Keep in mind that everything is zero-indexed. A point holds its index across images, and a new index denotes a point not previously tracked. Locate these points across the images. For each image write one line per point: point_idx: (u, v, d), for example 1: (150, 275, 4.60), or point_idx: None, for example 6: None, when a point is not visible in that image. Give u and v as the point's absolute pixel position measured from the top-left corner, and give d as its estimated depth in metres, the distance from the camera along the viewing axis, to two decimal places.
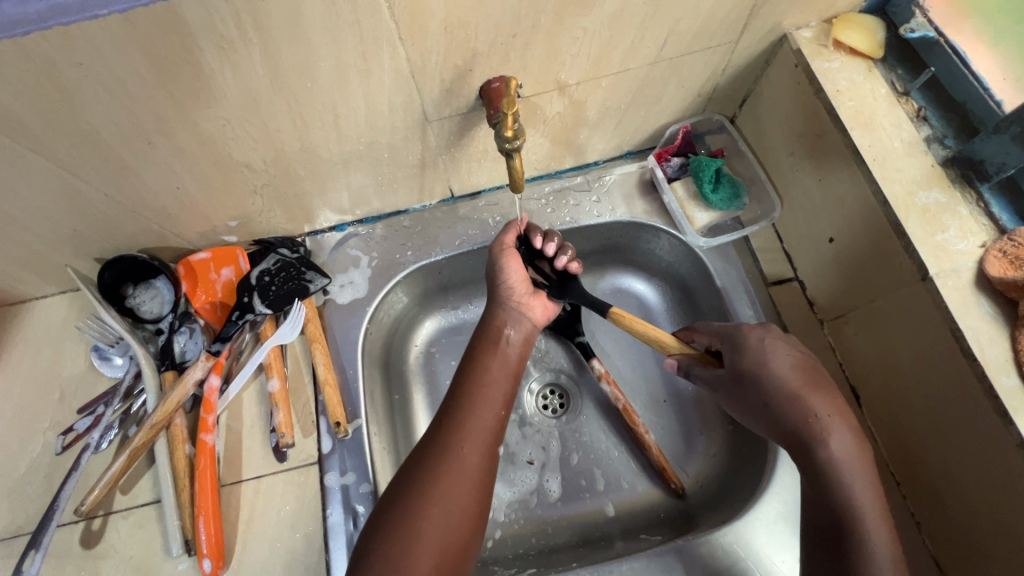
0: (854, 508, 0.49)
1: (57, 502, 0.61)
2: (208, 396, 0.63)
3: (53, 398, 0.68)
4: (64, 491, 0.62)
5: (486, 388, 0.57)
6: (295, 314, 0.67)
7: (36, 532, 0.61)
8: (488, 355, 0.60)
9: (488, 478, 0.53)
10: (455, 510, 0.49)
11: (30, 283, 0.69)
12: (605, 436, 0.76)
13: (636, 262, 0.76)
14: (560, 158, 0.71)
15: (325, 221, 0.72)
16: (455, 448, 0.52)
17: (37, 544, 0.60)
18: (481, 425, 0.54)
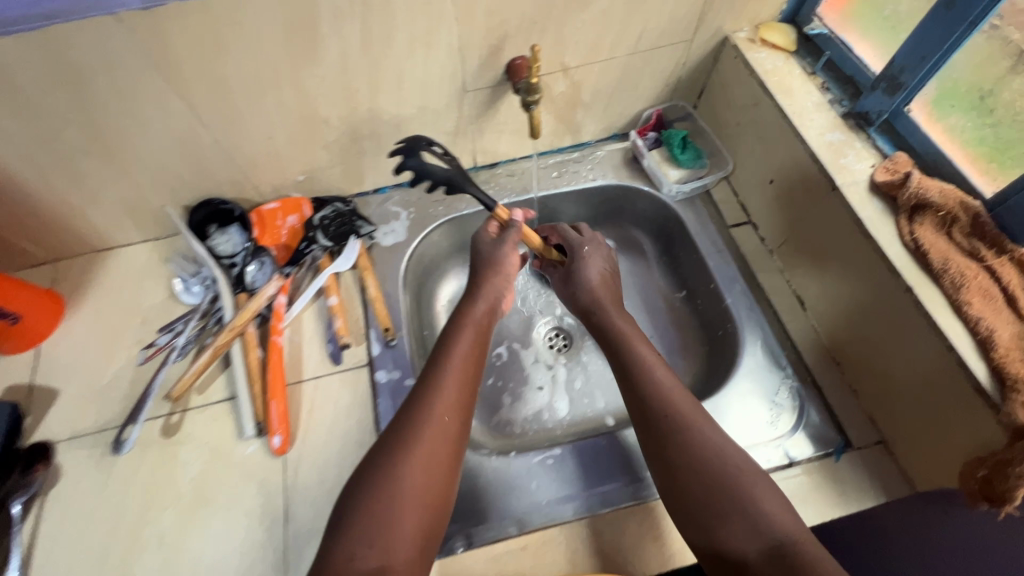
0: (716, 458, 0.55)
1: (149, 390, 0.72)
2: (277, 309, 0.76)
3: (136, 321, 0.80)
4: (155, 381, 0.73)
5: (461, 341, 0.63)
6: (350, 248, 0.82)
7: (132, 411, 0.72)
8: (442, 372, 0.59)
9: (460, 442, 0.56)
10: (435, 448, 0.54)
11: (124, 228, 0.83)
12: (597, 365, 0.91)
13: (626, 224, 0.96)
14: (561, 135, 0.90)
15: (371, 183, 0.89)
16: (432, 400, 0.56)
17: (134, 418, 0.71)
18: (457, 372, 0.60)
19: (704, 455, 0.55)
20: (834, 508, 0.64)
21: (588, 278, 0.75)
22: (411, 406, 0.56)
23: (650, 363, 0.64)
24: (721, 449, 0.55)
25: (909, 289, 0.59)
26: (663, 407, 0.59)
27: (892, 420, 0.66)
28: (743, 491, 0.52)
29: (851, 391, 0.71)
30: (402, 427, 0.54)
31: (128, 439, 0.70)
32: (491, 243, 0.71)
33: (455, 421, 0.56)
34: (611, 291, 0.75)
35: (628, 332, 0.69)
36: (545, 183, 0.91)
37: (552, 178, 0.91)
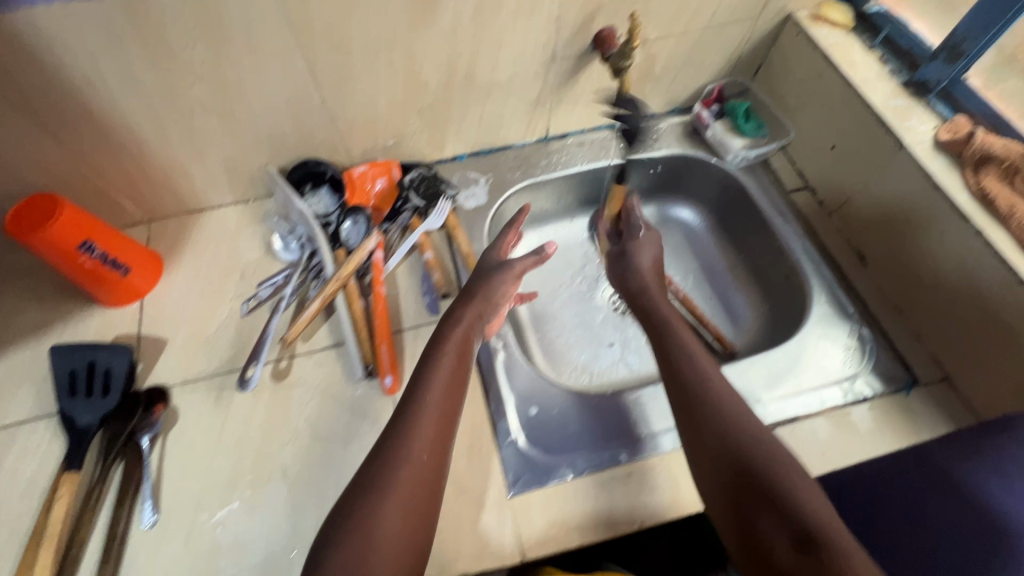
0: (750, 438, 0.57)
1: (266, 334, 0.76)
2: (377, 262, 0.80)
3: (235, 276, 0.84)
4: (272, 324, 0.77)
5: (437, 380, 0.63)
6: (440, 208, 0.86)
7: (251, 352, 0.75)
8: (417, 418, 0.59)
9: (436, 484, 0.57)
10: (407, 491, 0.54)
11: (220, 189, 0.87)
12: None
13: (683, 194, 1.04)
14: (629, 107, 0.96)
15: (451, 150, 0.93)
16: (408, 447, 0.56)
17: (256, 358, 0.75)
18: (433, 413, 0.60)
19: (737, 430, 0.58)
20: (908, 437, 0.70)
21: (641, 264, 0.85)
22: (388, 449, 0.56)
23: (700, 358, 0.68)
24: (752, 429, 0.57)
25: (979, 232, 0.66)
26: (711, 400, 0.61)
27: (958, 357, 0.73)
28: (773, 467, 0.54)
29: (915, 335, 0.77)
30: (376, 471, 0.55)
31: (253, 376, 0.74)
32: (496, 260, 0.79)
33: (429, 466, 0.56)
34: (659, 280, 0.84)
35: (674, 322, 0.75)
36: (613, 152, 0.97)
37: (620, 147, 0.97)
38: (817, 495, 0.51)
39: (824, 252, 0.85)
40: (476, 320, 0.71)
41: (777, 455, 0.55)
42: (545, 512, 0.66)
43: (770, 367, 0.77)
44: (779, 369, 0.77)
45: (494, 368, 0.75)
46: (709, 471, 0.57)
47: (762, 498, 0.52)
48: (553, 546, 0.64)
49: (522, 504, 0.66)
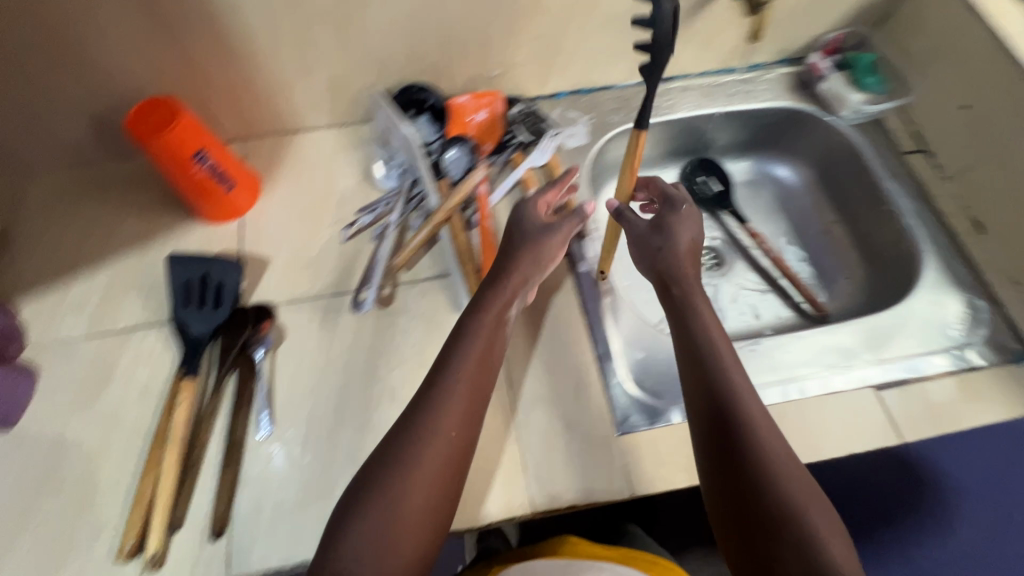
0: (780, 470, 0.53)
1: (377, 258, 0.77)
2: (482, 196, 0.79)
3: (333, 201, 0.83)
4: (381, 250, 0.77)
5: (468, 360, 0.59)
6: (545, 146, 0.84)
7: (364, 275, 0.76)
8: (439, 409, 0.56)
9: (461, 470, 0.55)
10: (425, 481, 0.53)
11: (319, 110, 0.85)
12: (747, 283, 0.96)
13: (781, 151, 1.01)
14: (740, 53, 0.91)
15: (552, 86, 0.90)
16: (432, 433, 0.55)
17: (368, 281, 0.75)
18: (461, 400, 0.57)
19: (765, 461, 0.53)
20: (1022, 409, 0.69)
21: (676, 240, 0.68)
22: (411, 436, 0.55)
23: (717, 337, 0.61)
24: (781, 459, 0.54)
25: None
26: (733, 397, 0.57)
27: None
28: (796, 507, 0.51)
29: None
30: (394, 456, 0.54)
31: (366, 301, 0.74)
32: (539, 226, 0.69)
33: (455, 451, 0.55)
34: (695, 262, 0.68)
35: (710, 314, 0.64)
36: (718, 101, 0.94)
37: (726, 97, 0.94)
38: (836, 540, 0.50)
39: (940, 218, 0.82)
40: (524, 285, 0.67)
41: (801, 491, 0.52)
42: (653, 452, 0.66)
43: (879, 331, 0.76)
44: (886, 330, 0.76)
45: (600, 308, 0.75)
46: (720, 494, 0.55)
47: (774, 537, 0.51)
48: (660, 485, 0.64)
49: (629, 443, 0.66)
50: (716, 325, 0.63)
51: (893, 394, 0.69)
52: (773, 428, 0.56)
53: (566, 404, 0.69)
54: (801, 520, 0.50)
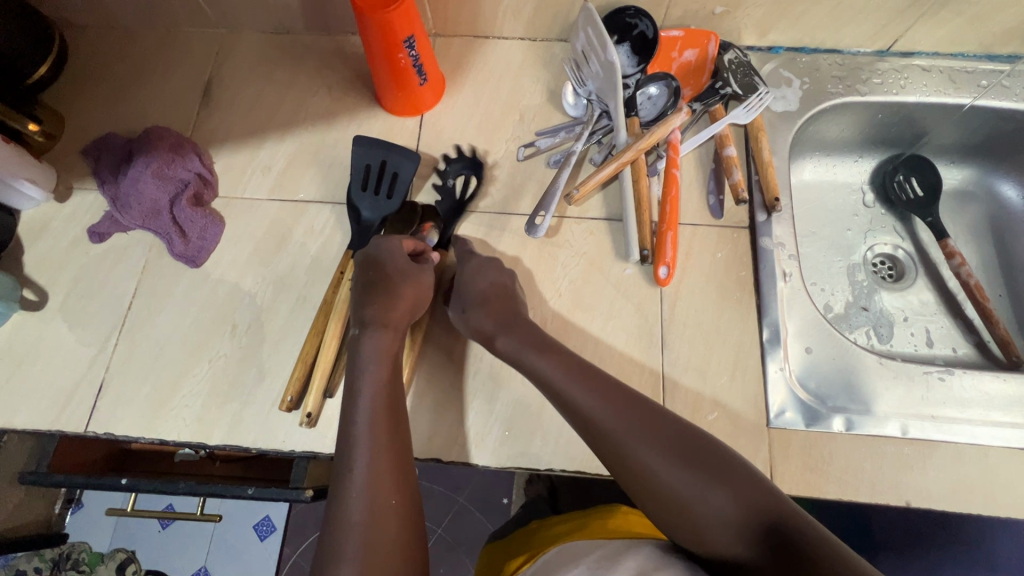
0: (671, 449, 0.52)
1: (558, 184, 0.71)
2: (675, 141, 0.72)
3: (514, 117, 0.80)
4: (562, 176, 0.71)
5: (367, 413, 0.58)
6: (754, 99, 0.74)
7: (540, 200, 0.71)
8: (354, 464, 0.55)
9: (411, 502, 0.56)
10: (386, 529, 0.53)
11: (520, 18, 0.81)
12: (922, 305, 0.86)
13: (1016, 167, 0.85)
14: (1012, 38, 0.77)
15: (772, 38, 0.80)
16: (352, 488, 0.54)
17: (544, 208, 0.70)
18: (377, 440, 0.56)
19: (662, 457, 0.52)
20: None
21: (474, 292, 0.65)
22: (336, 507, 0.54)
23: (561, 385, 0.58)
24: (666, 443, 0.53)
25: None
26: (592, 417, 0.56)
27: None
28: (703, 471, 0.50)
29: None
30: (331, 522, 0.53)
31: (539, 226, 0.71)
32: (393, 258, 0.65)
33: (401, 500, 0.55)
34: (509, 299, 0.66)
35: (527, 330, 0.63)
36: (967, 89, 0.79)
37: (978, 87, 0.79)
38: (761, 483, 0.49)
39: None
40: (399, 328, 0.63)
41: (703, 456, 0.51)
42: (804, 453, 0.62)
43: None
44: None
45: (778, 293, 0.68)
46: (649, 503, 0.53)
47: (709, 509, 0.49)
48: (805, 489, 0.61)
49: (779, 438, 0.62)
50: (559, 370, 0.59)
51: None
52: (643, 409, 0.56)
53: (719, 380, 0.65)
54: (716, 479, 0.50)
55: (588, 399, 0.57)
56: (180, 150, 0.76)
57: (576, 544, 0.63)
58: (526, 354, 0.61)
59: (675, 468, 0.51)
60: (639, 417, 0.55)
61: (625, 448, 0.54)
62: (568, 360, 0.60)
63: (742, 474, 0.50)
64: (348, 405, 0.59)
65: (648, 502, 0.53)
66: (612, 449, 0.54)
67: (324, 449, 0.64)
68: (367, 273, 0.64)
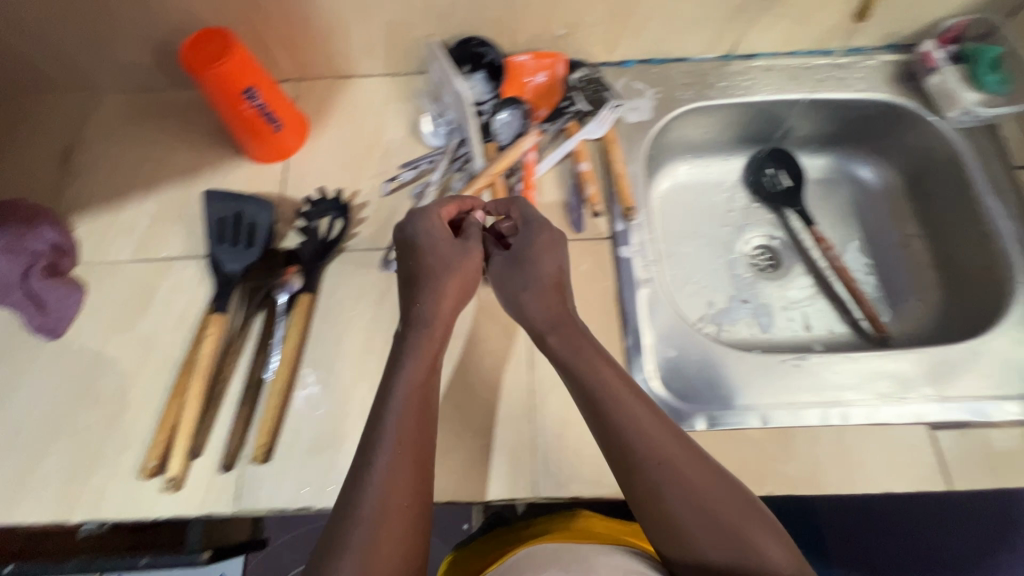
0: (699, 492, 0.50)
1: (413, 217, 0.75)
2: (529, 164, 0.75)
3: (379, 153, 0.81)
4: (418, 209, 0.75)
5: (399, 403, 0.53)
6: (602, 116, 0.78)
7: (397, 233, 0.74)
8: (380, 456, 0.50)
9: (426, 513, 0.50)
10: (390, 538, 0.47)
11: (374, 57, 0.82)
12: (798, 292, 0.88)
13: (866, 151, 0.90)
14: (839, 33, 0.81)
15: (621, 53, 0.83)
16: (365, 492, 0.48)
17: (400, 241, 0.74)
18: (406, 433, 0.52)
19: (697, 498, 0.49)
20: None
21: (538, 275, 0.62)
22: (352, 500, 0.48)
23: (618, 393, 0.54)
24: (700, 485, 0.50)
25: None
26: (631, 432, 0.52)
27: None
28: (733, 526, 0.48)
29: None
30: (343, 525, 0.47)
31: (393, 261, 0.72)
32: (457, 245, 0.63)
33: (411, 503, 0.49)
34: (563, 295, 0.63)
35: (580, 339, 0.59)
36: (806, 83, 0.83)
37: (815, 81, 0.83)
38: (784, 548, 0.48)
39: None
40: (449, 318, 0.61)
41: (734, 509, 0.49)
42: None
43: (942, 361, 0.68)
44: (955, 363, 0.68)
45: (637, 300, 0.70)
46: (665, 540, 0.50)
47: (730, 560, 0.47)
48: None
49: None
50: (623, 384, 0.55)
51: (950, 434, 0.63)
52: (685, 444, 0.52)
53: None
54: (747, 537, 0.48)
55: (635, 413, 0.53)
56: (34, 221, 0.75)
57: (542, 547, 0.56)
58: (573, 359, 0.57)
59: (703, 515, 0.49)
60: (682, 447, 0.52)
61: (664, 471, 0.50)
62: (621, 377, 0.56)
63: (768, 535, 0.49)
64: (381, 390, 0.54)
65: (664, 538, 0.50)
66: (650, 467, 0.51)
67: (192, 513, 0.62)
68: (408, 263, 0.63)
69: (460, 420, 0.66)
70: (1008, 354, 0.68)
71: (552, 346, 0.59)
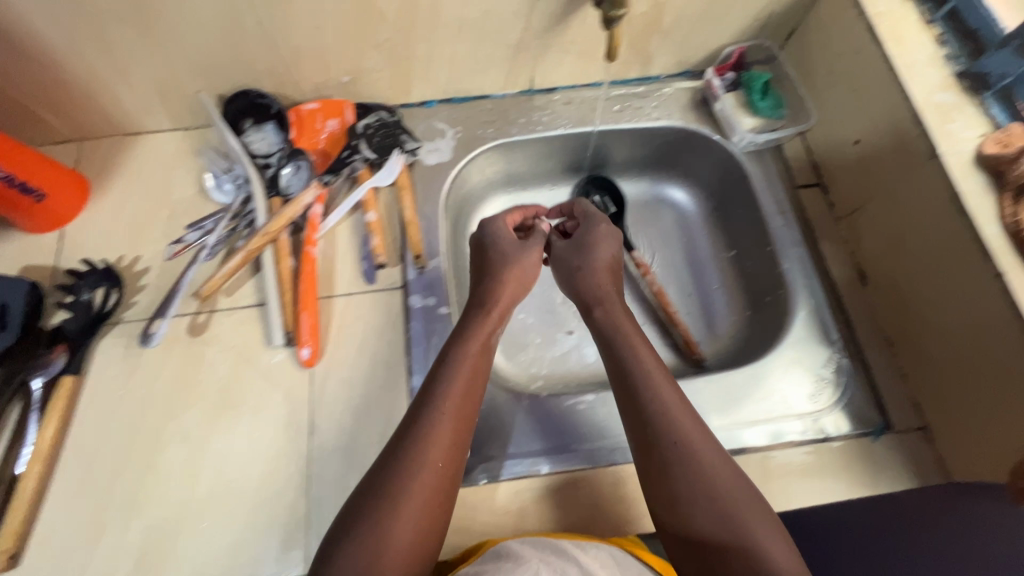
0: (707, 475, 0.49)
1: (181, 284, 0.70)
2: (312, 219, 0.73)
3: (164, 213, 0.77)
4: (186, 275, 0.71)
5: (443, 398, 0.53)
6: (391, 163, 0.76)
7: (162, 304, 0.70)
8: (419, 443, 0.50)
9: (444, 508, 0.50)
10: (395, 535, 0.46)
11: (154, 113, 0.78)
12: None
13: (678, 174, 0.91)
14: (629, 64, 0.82)
15: (419, 94, 0.82)
16: (400, 490, 0.48)
17: (162, 313, 0.69)
18: (438, 431, 0.51)
19: (704, 479, 0.49)
20: (860, 489, 0.63)
21: (594, 256, 0.68)
22: (369, 492, 0.48)
23: (653, 370, 0.56)
24: (705, 469, 0.49)
25: (1000, 277, 0.55)
26: (659, 412, 0.52)
27: (942, 409, 0.64)
28: (732, 516, 0.47)
29: (900, 375, 0.68)
30: (353, 517, 0.47)
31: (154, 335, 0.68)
32: (512, 243, 0.70)
33: (429, 492, 0.49)
34: (614, 277, 0.68)
35: (624, 326, 0.61)
36: (604, 114, 0.84)
37: (613, 111, 0.84)
38: (786, 543, 0.46)
39: (833, 264, 0.74)
40: (505, 308, 0.64)
41: (739, 495, 0.48)
42: None
43: (727, 387, 0.69)
44: (740, 388, 0.69)
45: (424, 352, 0.69)
46: (663, 525, 0.49)
47: (721, 549, 0.46)
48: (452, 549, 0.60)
49: None
50: (658, 368, 0.56)
51: None
52: (704, 434, 0.51)
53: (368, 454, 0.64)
54: (744, 527, 0.46)
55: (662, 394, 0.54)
56: None
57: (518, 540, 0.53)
58: (613, 335, 0.61)
59: (711, 503, 0.48)
60: (702, 432, 0.51)
61: (673, 449, 0.50)
62: (659, 365, 0.57)
63: (766, 528, 0.46)
64: (432, 386, 0.55)
65: (663, 525, 0.49)
66: (664, 440, 0.51)
67: None
68: (481, 256, 0.70)
69: (234, 497, 0.62)
70: (791, 375, 0.69)
71: (593, 316, 0.64)
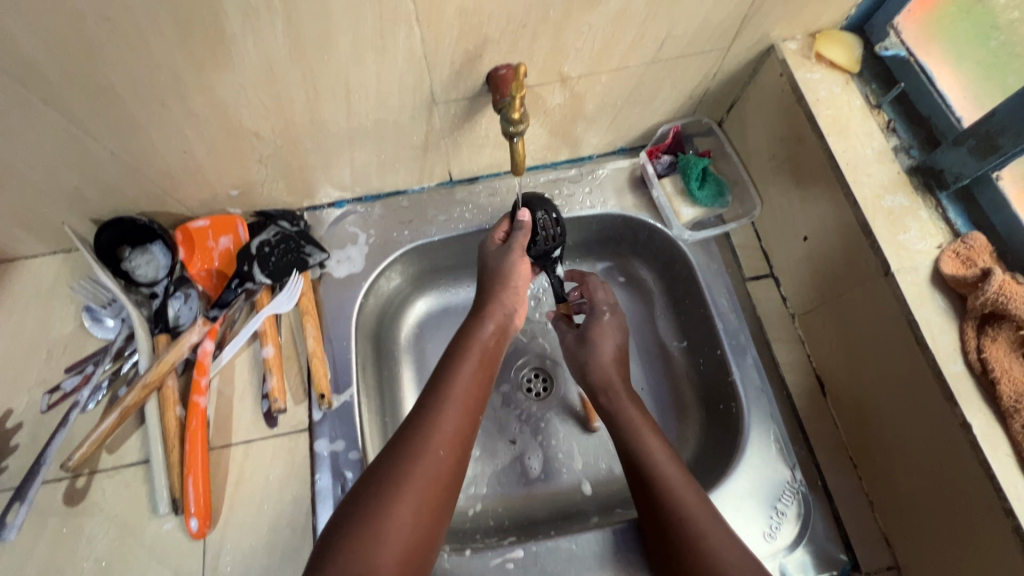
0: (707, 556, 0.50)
1: (44, 456, 0.61)
2: (202, 359, 0.64)
3: (41, 354, 0.68)
4: (52, 444, 0.61)
5: (465, 372, 0.57)
6: (291, 285, 0.68)
7: (21, 484, 0.60)
8: (443, 396, 0.54)
9: (455, 482, 0.51)
10: (423, 486, 0.49)
11: (24, 241, 0.69)
12: (569, 424, 0.79)
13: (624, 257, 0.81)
14: (557, 150, 0.74)
15: (325, 197, 0.74)
16: (429, 447, 0.50)
17: (22, 496, 0.60)
18: (463, 385, 0.56)
19: (715, 567, 0.49)
20: None
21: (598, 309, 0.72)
22: (400, 447, 0.51)
23: (656, 453, 0.58)
24: (708, 548, 0.50)
25: (967, 426, 0.48)
26: (657, 491, 0.54)
27: (912, 549, 0.56)
28: None
29: (867, 502, 0.61)
30: (387, 472, 0.49)
31: (11, 523, 0.59)
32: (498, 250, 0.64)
33: (449, 462, 0.51)
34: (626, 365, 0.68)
35: (629, 412, 0.63)
36: None
37: None
38: None
39: (789, 368, 0.67)
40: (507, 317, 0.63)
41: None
42: None
43: None
44: None
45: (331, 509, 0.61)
46: None
47: None
48: None
49: None
50: (666, 453, 0.58)
51: None
52: (715, 519, 0.52)
53: None
54: None
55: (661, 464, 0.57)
56: None
57: None
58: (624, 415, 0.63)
59: None
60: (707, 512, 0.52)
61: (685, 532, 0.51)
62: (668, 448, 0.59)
63: None
64: (454, 361, 0.58)
65: None
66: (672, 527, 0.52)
67: None
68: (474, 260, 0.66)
69: None
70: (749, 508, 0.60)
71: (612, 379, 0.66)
